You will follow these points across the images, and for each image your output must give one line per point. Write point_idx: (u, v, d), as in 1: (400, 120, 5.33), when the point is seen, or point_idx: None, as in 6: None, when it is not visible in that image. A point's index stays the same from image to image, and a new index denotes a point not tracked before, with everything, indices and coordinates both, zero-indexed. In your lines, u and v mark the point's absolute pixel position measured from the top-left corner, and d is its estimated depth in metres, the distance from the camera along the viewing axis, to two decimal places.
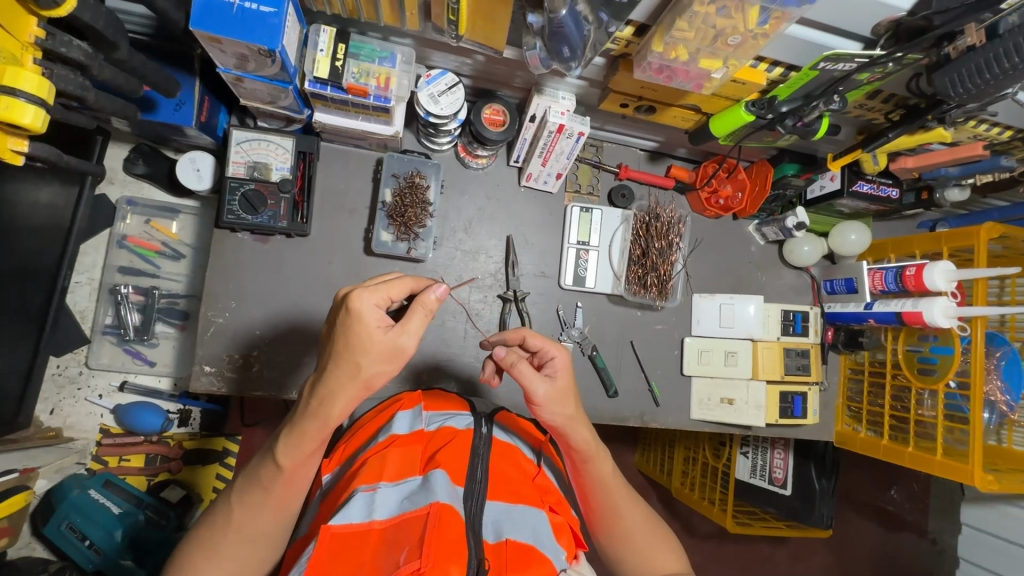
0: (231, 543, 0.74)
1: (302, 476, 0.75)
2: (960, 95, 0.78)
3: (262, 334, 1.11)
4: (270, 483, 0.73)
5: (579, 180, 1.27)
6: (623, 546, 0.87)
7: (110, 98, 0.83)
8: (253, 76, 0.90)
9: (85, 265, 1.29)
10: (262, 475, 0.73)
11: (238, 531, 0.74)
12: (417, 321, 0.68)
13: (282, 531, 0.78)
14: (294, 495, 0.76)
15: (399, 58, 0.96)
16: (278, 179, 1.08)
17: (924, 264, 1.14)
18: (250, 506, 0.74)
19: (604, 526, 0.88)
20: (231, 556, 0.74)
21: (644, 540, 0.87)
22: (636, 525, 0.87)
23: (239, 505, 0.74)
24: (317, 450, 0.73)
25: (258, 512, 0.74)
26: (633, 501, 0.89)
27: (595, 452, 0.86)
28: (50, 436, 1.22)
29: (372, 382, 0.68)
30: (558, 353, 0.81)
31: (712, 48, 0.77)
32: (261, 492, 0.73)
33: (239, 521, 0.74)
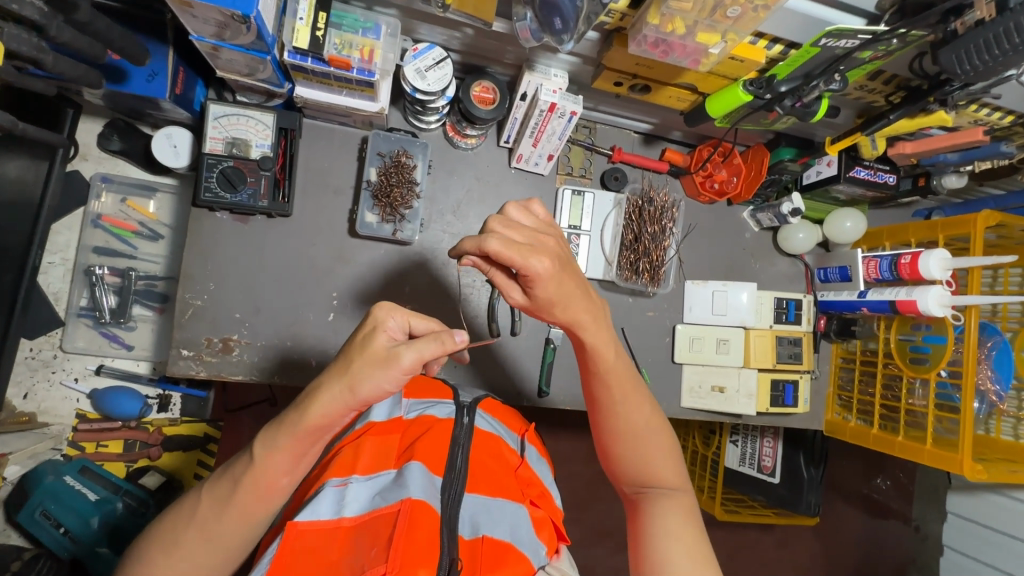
0: (190, 542, 0.67)
1: (273, 480, 0.67)
2: (967, 73, 0.74)
3: (242, 317, 1.08)
4: (239, 478, 0.67)
5: (570, 162, 1.24)
6: (625, 448, 0.80)
7: (74, 64, 0.77)
8: (229, 45, 0.85)
9: (59, 245, 1.25)
10: (235, 468, 0.68)
11: (200, 529, 0.67)
12: (427, 342, 0.59)
13: (249, 538, 0.71)
14: (264, 499, 0.68)
15: (383, 30, 0.92)
16: (258, 157, 1.03)
17: (920, 251, 1.13)
18: (217, 502, 0.67)
19: (607, 424, 0.80)
20: (189, 556, 0.67)
21: (645, 441, 0.80)
22: (641, 426, 0.80)
23: (207, 500, 0.68)
24: (293, 448, 0.66)
25: (221, 511, 0.67)
26: (639, 400, 0.80)
27: (594, 332, 0.72)
28: (22, 422, 1.18)
29: (357, 385, 0.60)
30: (543, 265, 0.61)
31: (709, 21, 0.74)
32: (230, 486, 0.67)
33: (203, 517, 0.67)
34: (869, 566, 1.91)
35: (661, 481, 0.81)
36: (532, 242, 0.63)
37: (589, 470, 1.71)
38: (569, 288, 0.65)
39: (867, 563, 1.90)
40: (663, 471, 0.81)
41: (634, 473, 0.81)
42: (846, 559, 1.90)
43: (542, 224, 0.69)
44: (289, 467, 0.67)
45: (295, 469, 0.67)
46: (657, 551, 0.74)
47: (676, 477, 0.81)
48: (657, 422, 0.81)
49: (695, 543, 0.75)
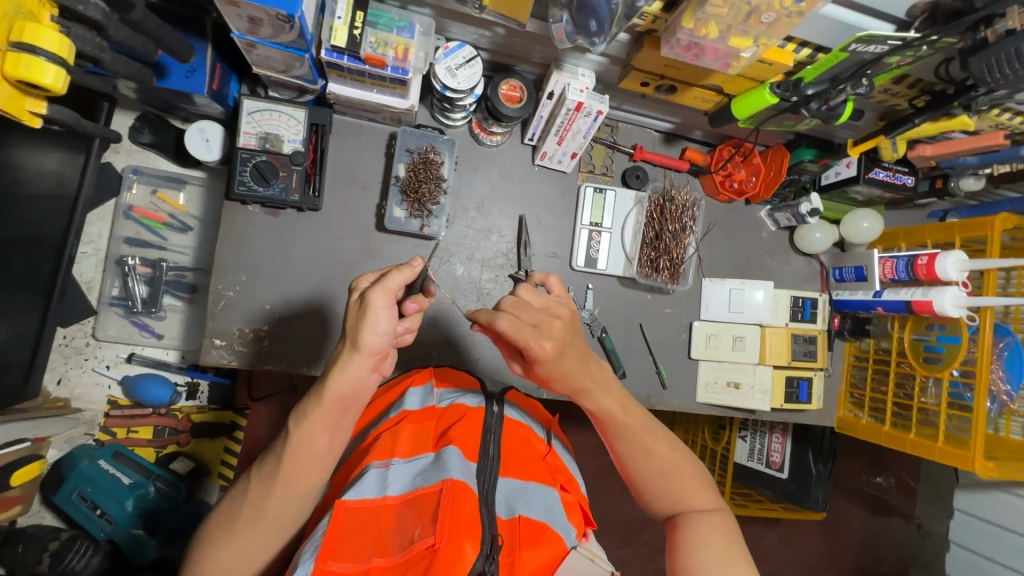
0: (246, 522, 0.69)
1: (316, 450, 0.70)
2: (996, 81, 0.76)
3: (273, 309, 1.10)
4: (283, 456, 0.69)
5: (593, 160, 1.26)
6: (649, 486, 0.84)
7: (124, 61, 0.80)
8: (268, 43, 0.87)
9: (91, 236, 1.27)
10: (276, 448, 0.71)
11: (252, 510, 0.69)
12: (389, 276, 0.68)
13: (298, 517, 0.73)
14: (309, 474, 0.71)
15: (417, 28, 0.94)
16: (290, 152, 1.05)
17: (937, 252, 1.14)
18: (264, 482, 0.69)
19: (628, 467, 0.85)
20: (245, 537, 0.70)
21: (667, 471, 0.84)
22: (662, 463, 0.84)
23: (256, 481, 0.70)
24: (327, 416, 0.69)
25: (270, 490, 0.69)
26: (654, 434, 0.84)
27: (597, 396, 0.80)
28: (58, 407, 1.21)
29: (349, 333, 0.67)
30: (548, 346, 0.71)
31: (743, 26, 0.75)
32: (275, 466, 0.70)
33: (252, 498, 0.70)
34: (872, 560, 1.94)
35: (692, 506, 0.83)
36: (539, 325, 0.72)
37: (599, 463, 1.75)
38: (570, 365, 0.74)
39: (869, 558, 1.93)
40: (693, 497, 0.83)
41: (664, 504, 0.84)
42: (850, 553, 1.93)
43: (552, 301, 0.77)
44: (326, 438, 0.70)
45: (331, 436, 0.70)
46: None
47: (707, 500, 0.84)
48: (679, 454, 0.85)
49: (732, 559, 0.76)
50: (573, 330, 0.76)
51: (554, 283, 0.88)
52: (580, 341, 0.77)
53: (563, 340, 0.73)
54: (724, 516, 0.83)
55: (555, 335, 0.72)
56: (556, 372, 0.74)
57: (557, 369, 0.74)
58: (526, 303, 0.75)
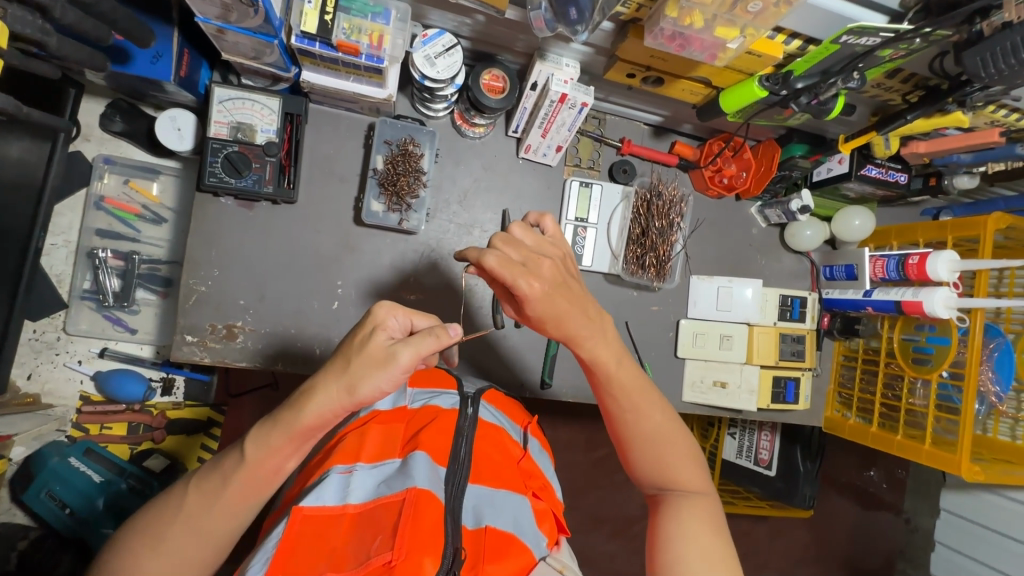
0: (177, 535, 0.67)
1: (266, 472, 0.68)
2: (990, 77, 0.73)
3: (247, 304, 1.07)
4: (232, 472, 0.67)
5: (579, 153, 1.23)
6: (640, 452, 0.81)
7: (76, 45, 0.76)
8: (235, 28, 0.83)
9: (61, 227, 1.24)
10: (226, 462, 0.68)
11: (187, 523, 0.67)
12: (423, 340, 0.64)
13: (235, 532, 0.71)
14: (253, 496, 0.69)
15: (393, 14, 0.90)
16: (263, 142, 1.02)
17: (928, 252, 1.12)
18: (205, 496, 0.67)
19: (620, 429, 0.82)
20: (175, 550, 0.67)
21: (660, 445, 0.81)
22: (656, 431, 0.81)
23: (194, 495, 0.68)
24: (286, 447, 0.67)
25: (210, 505, 0.67)
26: (651, 404, 0.81)
27: (592, 344, 0.77)
28: (26, 403, 1.19)
29: (356, 385, 0.63)
30: (536, 285, 0.69)
31: (729, 15, 0.73)
32: (220, 481, 0.67)
33: (189, 511, 0.67)
34: (859, 556, 1.94)
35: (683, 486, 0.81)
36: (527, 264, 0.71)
37: (586, 459, 1.73)
38: (562, 307, 0.72)
39: (856, 553, 1.93)
40: (682, 475, 0.81)
41: (651, 474, 0.82)
42: (836, 549, 1.93)
43: (543, 242, 0.77)
44: (280, 464, 0.68)
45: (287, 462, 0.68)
46: (671, 551, 0.74)
47: (696, 481, 0.81)
48: (673, 425, 0.82)
49: (712, 544, 0.74)
50: (565, 270, 0.76)
51: (550, 224, 0.85)
52: (573, 286, 0.75)
53: (552, 279, 0.71)
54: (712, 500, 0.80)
55: (546, 273, 0.71)
56: (546, 315, 0.72)
57: (549, 310, 0.71)
58: (516, 242, 0.73)
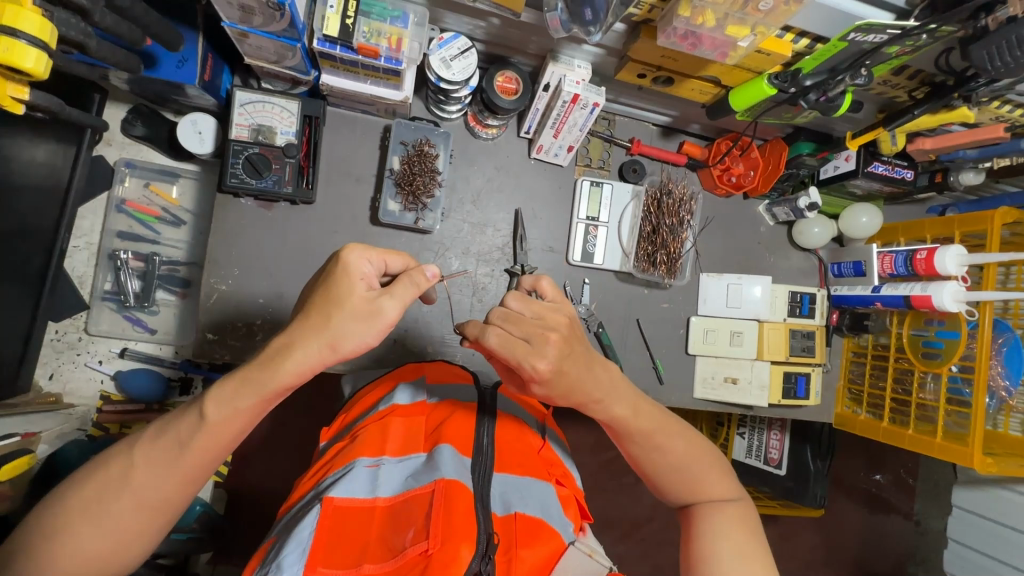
0: (126, 506, 0.67)
1: (224, 437, 0.68)
2: (995, 70, 0.75)
3: (266, 303, 1.09)
4: (189, 440, 0.67)
5: (590, 154, 1.25)
6: (669, 480, 0.81)
7: (110, 49, 0.78)
8: (259, 32, 0.86)
9: (83, 229, 1.27)
10: (180, 429, 0.67)
11: (136, 493, 0.67)
12: (402, 291, 0.67)
13: (184, 499, 0.72)
14: (210, 460, 0.69)
15: (411, 18, 0.93)
16: (283, 144, 1.04)
17: (935, 247, 1.13)
18: (158, 465, 0.67)
19: (645, 462, 0.81)
20: (121, 521, 0.67)
21: (687, 464, 0.81)
22: (679, 459, 0.80)
23: (142, 463, 0.67)
24: (252, 410, 0.67)
25: (164, 473, 0.67)
26: (672, 434, 0.81)
27: (610, 401, 0.74)
28: (50, 401, 1.21)
29: (339, 340, 0.65)
30: (543, 364, 0.64)
31: (741, 14, 0.75)
32: (176, 449, 0.67)
33: (140, 482, 0.67)
34: (870, 557, 1.94)
35: (710, 495, 0.81)
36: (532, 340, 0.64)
37: (596, 460, 1.74)
38: (575, 375, 0.67)
39: (868, 554, 1.93)
40: (713, 489, 0.81)
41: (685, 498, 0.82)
42: (847, 550, 1.92)
43: (546, 310, 0.68)
44: (239, 427, 0.68)
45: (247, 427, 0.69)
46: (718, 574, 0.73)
47: (723, 489, 0.82)
48: (696, 446, 0.82)
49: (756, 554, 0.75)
50: (576, 336, 0.68)
51: (545, 287, 0.77)
52: (582, 349, 0.69)
53: (559, 354, 0.65)
54: (742, 504, 0.81)
55: (553, 348, 0.64)
56: (558, 390, 0.67)
57: (560, 385, 0.67)
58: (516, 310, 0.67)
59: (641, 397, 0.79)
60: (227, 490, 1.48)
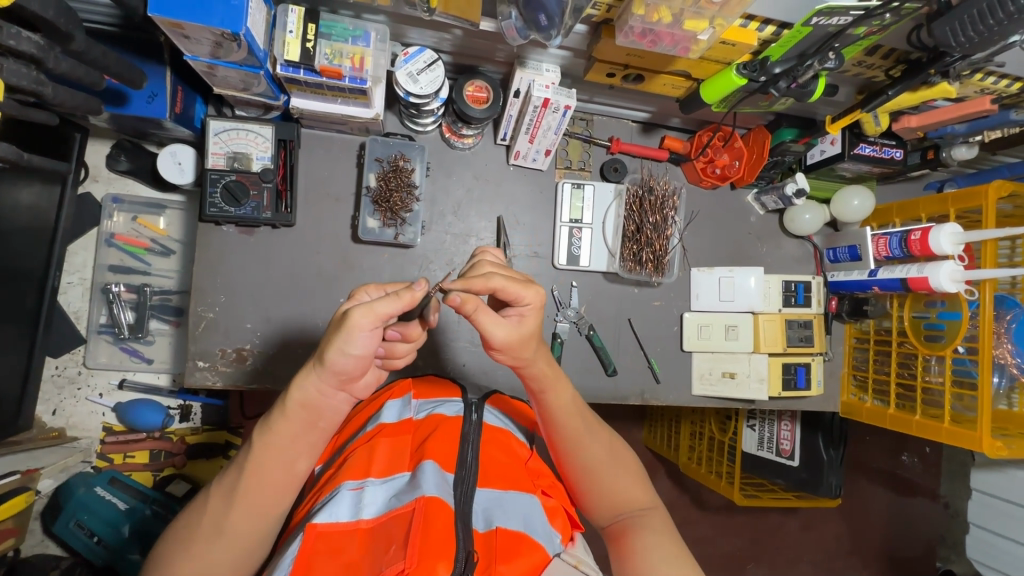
0: (206, 536, 0.70)
1: (277, 456, 0.71)
2: (961, 45, 0.75)
3: (254, 327, 1.10)
4: (243, 463, 0.71)
5: (569, 156, 1.24)
6: (592, 479, 0.83)
7: (71, 93, 0.80)
8: (224, 63, 0.87)
9: (76, 265, 1.30)
10: (239, 457, 0.72)
11: (212, 523, 0.70)
12: (388, 306, 0.63)
13: (261, 531, 0.72)
14: (270, 485, 0.71)
15: (373, 36, 0.92)
16: (259, 169, 1.05)
17: (930, 226, 1.10)
18: (224, 492, 0.71)
19: (568, 458, 0.84)
20: (204, 553, 0.69)
21: (607, 467, 0.84)
22: (604, 456, 0.84)
23: (215, 496, 0.72)
24: (288, 428, 0.70)
25: (229, 501, 0.70)
26: (595, 434, 0.85)
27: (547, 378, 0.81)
28: (53, 438, 1.26)
29: (325, 354, 0.65)
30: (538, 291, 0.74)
31: (695, 7, 0.74)
32: (235, 475, 0.71)
33: (213, 512, 0.71)
34: (897, 543, 1.89)
35: (629, 505, 0.83)
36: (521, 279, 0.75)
37: None
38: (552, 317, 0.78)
39: (896, 540, 1.88)
40: (632, 492, 0.84)
41: (603, 503, 0.83)
42: (873, 538, 1.88)
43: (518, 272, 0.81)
44: (281, 449, 0.70)
45: (292, 449, 0.71)
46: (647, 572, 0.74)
47: (643, 498, 0.84)
48: (619, 450, 0.87)
49: (674, 552, 0.77)
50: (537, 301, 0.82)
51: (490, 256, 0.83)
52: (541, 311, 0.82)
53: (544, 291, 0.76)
54: (659, 513, 0.83)
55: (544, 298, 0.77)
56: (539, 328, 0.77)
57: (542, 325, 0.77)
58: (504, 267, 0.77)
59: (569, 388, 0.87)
60: None
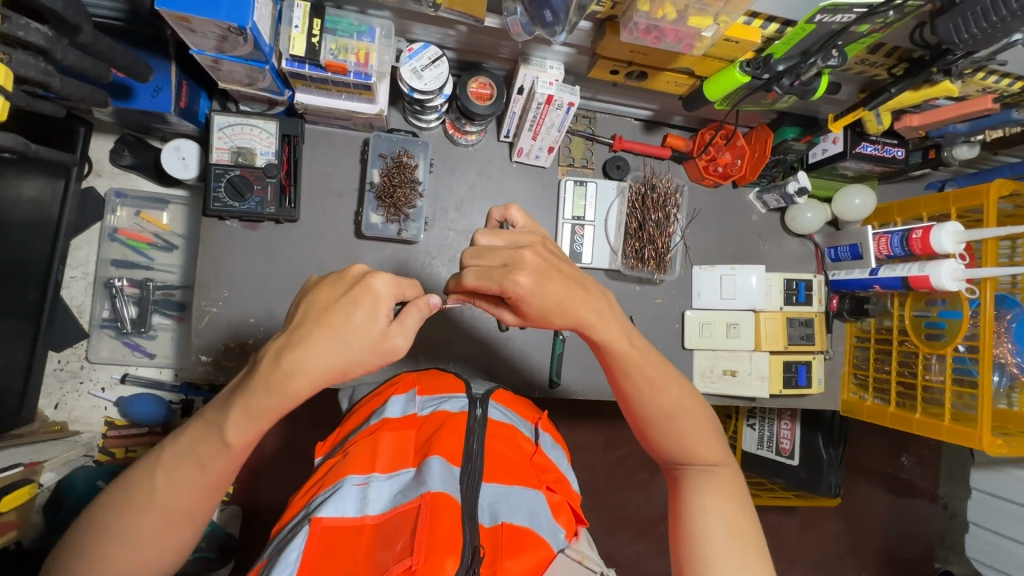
0: (154, 522, 0.66)
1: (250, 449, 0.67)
2: (965, 42, 0.75)
3: (256, 322, 1.10)
4: (209, 459, 0.66)
5: (572, 153, 1.25)
6: (661, 429, 0.81)
7: (76, 85, 0.80)
8: (229, 57, 0.87)
9: (79, 259, 1.31)
10: (199, 449, 0.65)
11: (163, 509, 0.66)
12: (416, 321, 0.64)
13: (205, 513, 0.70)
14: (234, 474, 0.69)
15: (378, 32, 0.94)
16: (263, 164, 1.06)
17: (931, 226, 1.10)
18: (180, 481, 0.66)
19: (637, 406, 0.81)
20: (150, 538, 0.66)
21: (678, 418, 0.80)
22: (676, 406, 0.80)
23: (163, 482, 0.66)
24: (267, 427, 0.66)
25: (187, 491, 0.66)
26: (669, 385, 0.80)
27: (603, 328, 0.75)
28: (56, 430, 1.25)
29: (350, 368, 0.61)
30: (525, 278, 0.67)
31: (700, 4, 0.74)
32: (197, 467, 0.66)
33: (166, 498, 0.66)
34: (896, 544, 1.89)
35: (696, 459, 0.81)
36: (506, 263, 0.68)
37: (606, 458, 1.72)
38: (558, 292, 0.70)
39: (895, 540, 1.88)
40: (702, 448, 0.81)
41: (670, 450, 0.82)
42: (872, 538, 1.88)
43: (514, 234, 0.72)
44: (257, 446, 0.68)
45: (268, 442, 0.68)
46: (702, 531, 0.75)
47: (713, 454, 0.81)
48: (693, 402, 0.82)
49: (737, 515, 0.75)
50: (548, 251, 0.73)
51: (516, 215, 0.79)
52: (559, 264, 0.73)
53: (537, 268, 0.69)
54: (728, 470, 0.81)
55: (529, 267, 0.68)
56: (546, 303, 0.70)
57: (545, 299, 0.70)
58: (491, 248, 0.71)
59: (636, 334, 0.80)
60: (241, 508, 1.50)
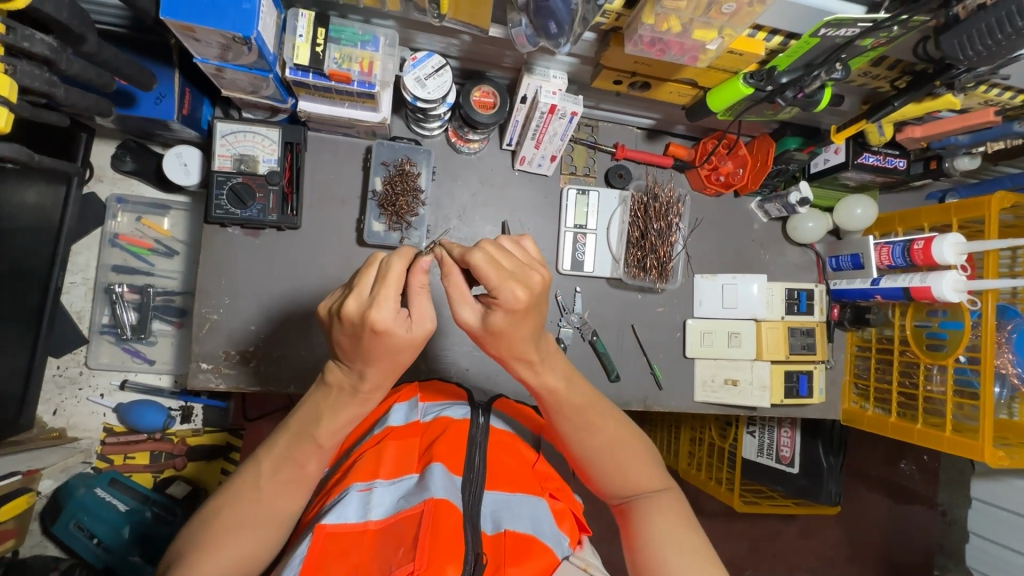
0: (253, 529, 0.69)
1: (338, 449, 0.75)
2: (969, 58, 0.75)
3: (257, 330, 1.10)
4: (306, 460, 0.72)
5: (574, 161, 1.24)
6: (599, 465, 0.82)
7: (80, 94, 0.80)
8: (233, 66, 0.87)
9: (79, 265, 1.30)
10: (297, 452, 0.72)
11: (268, 512, 0.71)
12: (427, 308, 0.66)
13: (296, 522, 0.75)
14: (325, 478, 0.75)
15: (382, 41, 0.93)
16: (266, 172, 1.05)
17: (932, 236, 1.10)
18: (283, 485, 0.72)
19: (574, 444, 0.82)
20: (251, 544, 0.69)
21: (613, 451, 0.81)
22: (609, 441, 0.81)
23: (268, 487, 0.71)
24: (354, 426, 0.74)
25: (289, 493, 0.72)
26: (601, 418, 0.82)
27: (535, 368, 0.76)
28: (53, 437, 1.25)
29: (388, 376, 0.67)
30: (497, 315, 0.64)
31: (705, 17, 0.75)
32: (296, 470, 0.72)
33: (268, 501, 0.71)
34: (895, 551, 1.89)
35: (640, 487, 0.81)
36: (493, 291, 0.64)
37: None
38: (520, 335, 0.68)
39: (894, 548, 1.88)
40: (642, 475, 0.82)
41: (614, 484, 0.82)
42: (871, 546, 1.88)
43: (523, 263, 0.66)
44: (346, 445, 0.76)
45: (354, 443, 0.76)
46: (656, 560, 0.74)
47: (655, 480, 0.82)
48: (625, 431, 0.83)
49: (686, 534, 0.76)
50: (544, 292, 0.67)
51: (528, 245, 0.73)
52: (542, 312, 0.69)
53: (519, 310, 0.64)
54: (671, 494, 0.82)
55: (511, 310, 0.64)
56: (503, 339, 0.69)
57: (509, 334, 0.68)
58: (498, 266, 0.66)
59: (573, 374, 0.81)
60: None
